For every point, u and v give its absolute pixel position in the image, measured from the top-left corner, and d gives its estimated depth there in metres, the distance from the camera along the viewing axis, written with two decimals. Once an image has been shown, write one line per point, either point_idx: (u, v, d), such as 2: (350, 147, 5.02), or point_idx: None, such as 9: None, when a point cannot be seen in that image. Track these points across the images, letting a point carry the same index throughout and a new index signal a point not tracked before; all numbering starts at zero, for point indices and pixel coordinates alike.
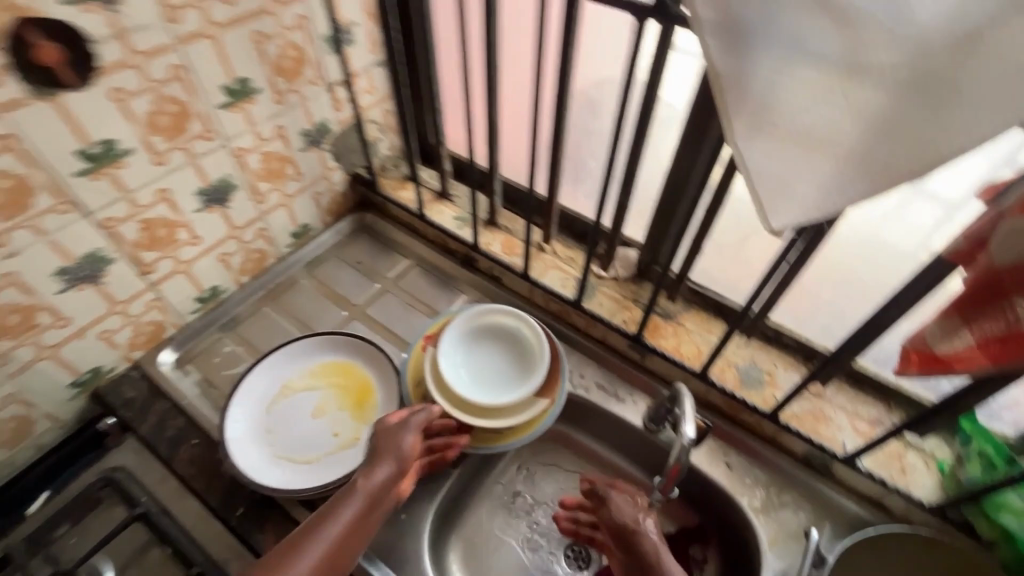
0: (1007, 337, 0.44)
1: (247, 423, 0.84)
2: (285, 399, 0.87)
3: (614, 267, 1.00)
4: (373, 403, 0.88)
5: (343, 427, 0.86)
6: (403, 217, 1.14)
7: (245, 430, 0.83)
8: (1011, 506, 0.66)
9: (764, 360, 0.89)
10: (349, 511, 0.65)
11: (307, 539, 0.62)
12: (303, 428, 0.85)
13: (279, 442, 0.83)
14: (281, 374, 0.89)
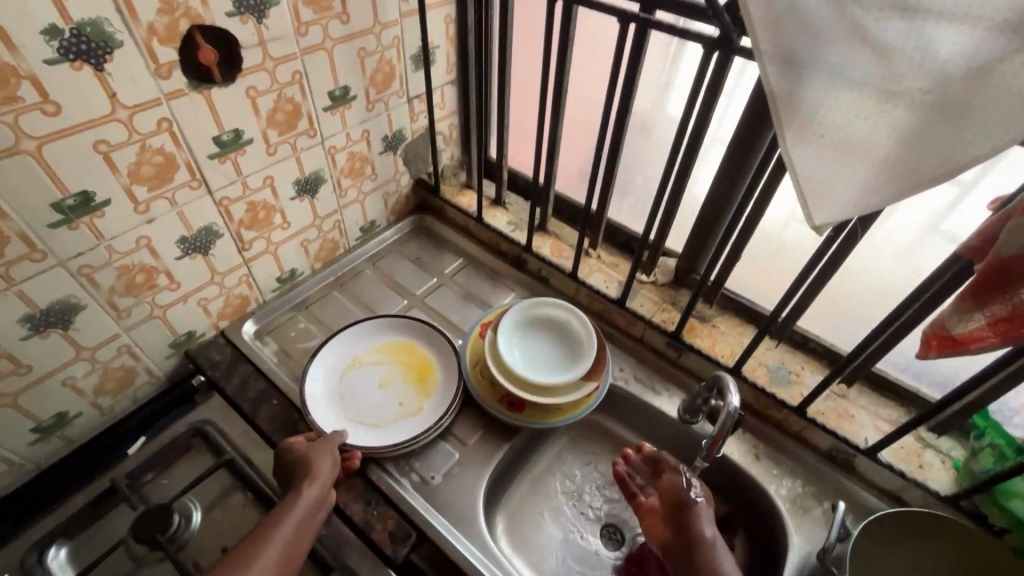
0: (1015, 316, 0.53)
1: (324, 387, 0.93)
2: (356, 370, 0.97)
3: (654, 272, 1.10)
4: (434, 379, 0.97)
5: (407, 399, 0.94)
6: (459, 220, 1.26)
7: (322, 393, 0.92)
8: (1018, 493, 0.73)
9: (792, 362, 0.97)
10: (299, 507, 0.71)
11: (266, 534, 0.67)
12: (372, 396, 0.94)
13: (350, 406, 0.92)
14: (351, 348, 0.99)
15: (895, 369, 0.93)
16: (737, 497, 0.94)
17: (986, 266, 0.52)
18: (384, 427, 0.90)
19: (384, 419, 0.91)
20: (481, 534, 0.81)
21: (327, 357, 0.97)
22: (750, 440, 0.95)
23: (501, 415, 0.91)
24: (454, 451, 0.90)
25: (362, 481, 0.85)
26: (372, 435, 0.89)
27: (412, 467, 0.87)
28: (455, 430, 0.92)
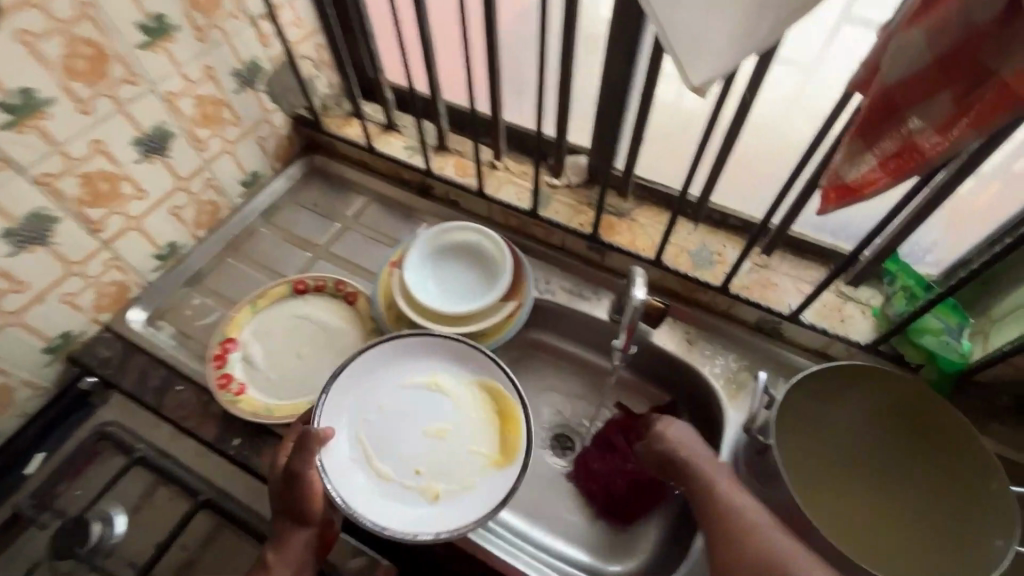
0: (903, 151, 0.49)
1: (399, 398, 0.82)
2: (416, 403, 0.82)
3: (566, 174, 1.02)
4: (478, 452, 0.79)
5: (437, 464, 0.79)
6: (353, 154, 1.14)
7: (350, 420, 0.79)
8: (932, 328, 0.76)
9: (714, 242, 0.94)
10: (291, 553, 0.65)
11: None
12: (411, 444, 0.79)
13: (376, 450, 0.79)
14: (444, 370, 0.84)
15: (815, 232, 0.90)
16: (676, 383, 0.93)
17: (875, 96, 0.47)
18: (367, 471, 0.77)
19: (395, 477, 0.77)
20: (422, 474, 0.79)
21: (472, 368, 0.84)
22: (682, 327, 0.93)
23: None
24: None
25: None
26: (374, 499, 0.75)
27: None
28: None
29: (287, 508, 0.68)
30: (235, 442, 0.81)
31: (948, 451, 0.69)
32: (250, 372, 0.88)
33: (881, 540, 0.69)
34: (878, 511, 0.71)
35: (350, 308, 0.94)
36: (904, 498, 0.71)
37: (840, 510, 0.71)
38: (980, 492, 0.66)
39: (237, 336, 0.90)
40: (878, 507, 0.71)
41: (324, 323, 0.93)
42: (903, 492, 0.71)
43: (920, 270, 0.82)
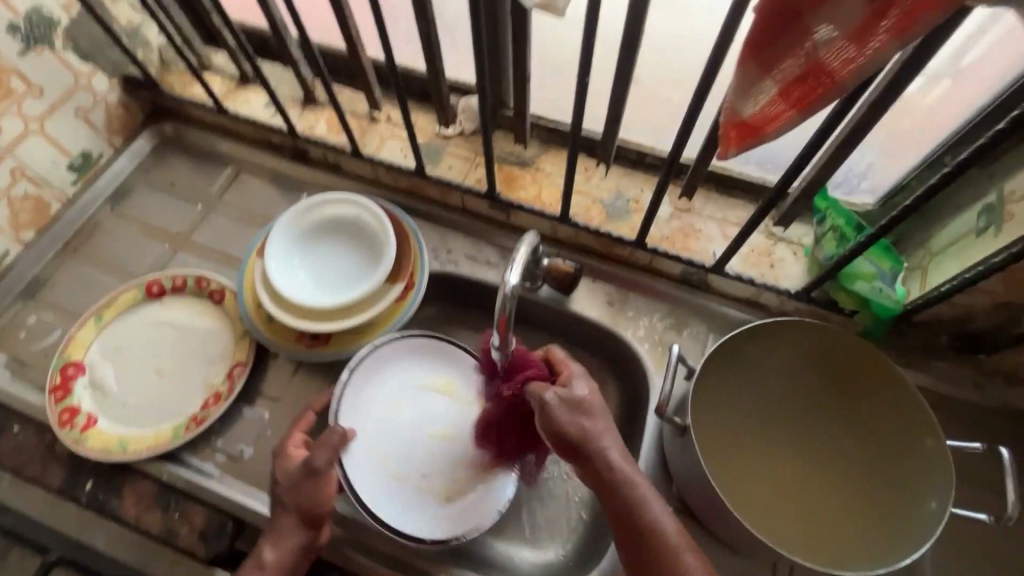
0: (809, 73, 0.36)
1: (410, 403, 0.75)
2: (437, 403, 0.76)
3: (458, 120, 0.86)
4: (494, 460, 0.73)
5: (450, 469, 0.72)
6: (209, 118, 0.95)
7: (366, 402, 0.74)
8: (862, 273, 0.67)
9: (630, 187, 0.81)
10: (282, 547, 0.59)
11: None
12: (423, 443, 0.73)
13: (387, 439, 0.73)
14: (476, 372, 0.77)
15: (740, 164, 0.78)
16: (602, 352, 0.83)
17: None
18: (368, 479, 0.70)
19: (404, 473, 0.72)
20: None
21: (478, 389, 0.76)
22: (601, 289, 0.82)
23: (299, 354, 0.74)
24: (263, 411, 0.74)
25: (153, 483, 0.69)
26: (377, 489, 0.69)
27: (214, 447, 0.72)
28: (259, 387, 0.76)
29: (297, 505, 0.60)
30: (87, 484, 0.69)
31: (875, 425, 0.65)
32: (102, 399, 0.75)
33: (796, 501, 0.66)
34: (793, 473, 0.67)
35: (217, 309, 0.80)
36: (819, 454, 0.67)
37: (751, 475, 0.67)
38: (896, 441, 0.63)
39: (82, 358, 0.76)
40: (793, 469, 0.67)
41: (187, 329, 0.79)
42: (818, 449, 0.68)
43: (856, 202, 0.71)
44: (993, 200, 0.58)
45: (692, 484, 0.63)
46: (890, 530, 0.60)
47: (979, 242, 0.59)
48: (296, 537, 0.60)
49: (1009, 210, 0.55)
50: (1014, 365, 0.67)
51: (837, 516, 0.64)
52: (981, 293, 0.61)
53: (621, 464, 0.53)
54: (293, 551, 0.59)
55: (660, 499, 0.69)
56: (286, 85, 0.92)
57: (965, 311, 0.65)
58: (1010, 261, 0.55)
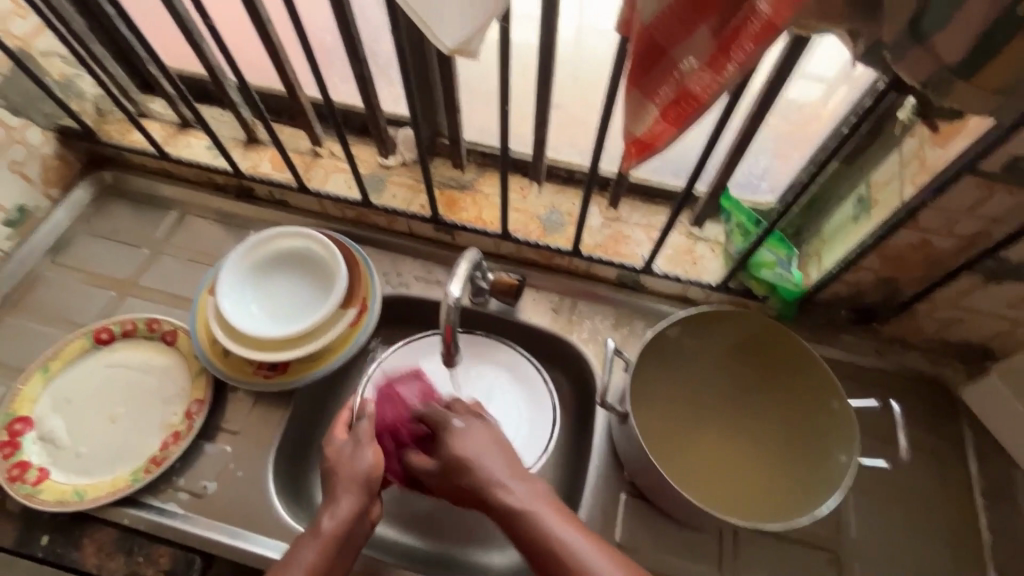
0: (680, 96, 0.43)
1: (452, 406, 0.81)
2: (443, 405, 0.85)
3: (398, 151, 0.91)
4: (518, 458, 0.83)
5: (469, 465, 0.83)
6: (150, 164, 0.96)
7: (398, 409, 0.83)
8: (767, 263, 0.77)
9: (563, 202, 0.88)
10: (339, 516, 0.58)
11: (299, 548, 0.57)
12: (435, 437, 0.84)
13: None
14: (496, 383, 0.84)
15: (657, 174, 0.86)
16: (551, 355, 0.88)
17: (638, 35, 0.41)
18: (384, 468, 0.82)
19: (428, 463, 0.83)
20: (282, 523, 0.70)
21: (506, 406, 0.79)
22: (545, 297, 0.88)
23: (257, 385, 0.76)
24: (224, 445, 0.75)
25: (115, 529, 0.69)
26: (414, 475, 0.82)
27: (176, 486, 0.72)
28: (219, 422, 0.77)
29: (353, 473, 0.61)
30: (44, 538, 0.68)
31: (784, 392, 0.74)
32: (53, 452, 0.74)
33: (736, 474, 0.72)
34: (714, 443, 0.74)
35: (171, 349, 0.80)
36: (736, 426, 0.75)
37: (691, 456, 0.73)
38: (808, 403, 0.71)
39: (30, 412, 0.75)
40: (714, 438, 0.75)
41: (141, 372, 0.79)
42: (734, 420, 0.76)
43: (759, 200, 0.81)
44: (863, 191, 0.68)
45: (639, 467, 0.69)
46: (820, 479, 0.67)
47: (856, 227, 0.68)
48: (353, 502, 0.59)
49: (874, 198, 0.65)
50: (903, 330, 0.78)
51: (778, 479, 0.71)
52: (865, 271, 0.71)
53: (494, 478, 0.53)
54: (344, 519, 0.58)
55: (613, 486, 0.75)
56: (227, 127, 0.95)
57: (855, 288, 0.75)
58: (880, 241, 0.64)
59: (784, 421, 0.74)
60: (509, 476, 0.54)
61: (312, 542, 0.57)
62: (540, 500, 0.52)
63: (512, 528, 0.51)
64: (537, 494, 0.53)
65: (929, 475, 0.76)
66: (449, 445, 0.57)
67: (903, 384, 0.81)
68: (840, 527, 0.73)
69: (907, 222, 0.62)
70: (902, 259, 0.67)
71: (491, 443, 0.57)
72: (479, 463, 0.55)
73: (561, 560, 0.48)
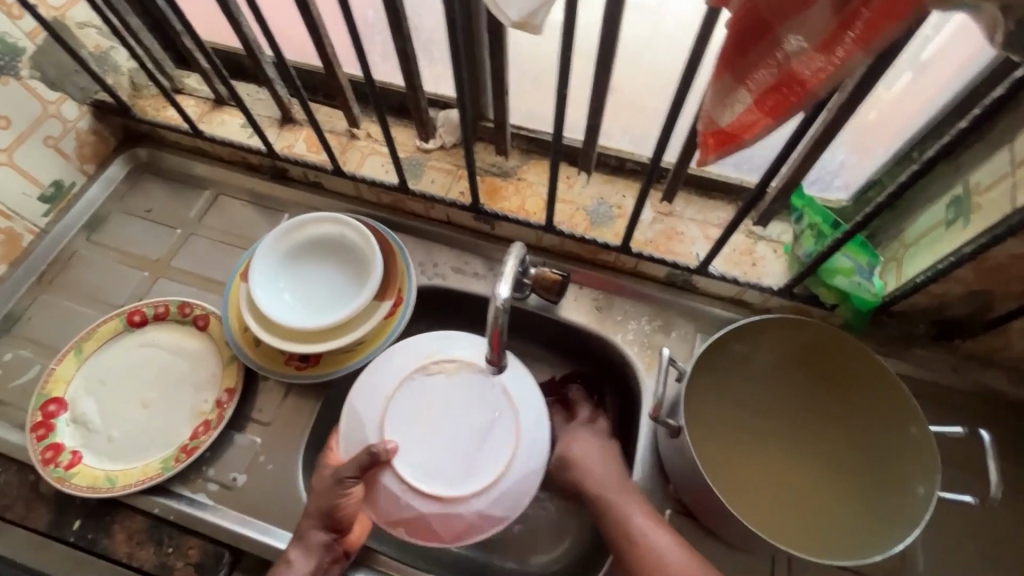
0: (782, 82, 0.37)
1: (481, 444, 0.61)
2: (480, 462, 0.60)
3: (438, 134, 0.86)
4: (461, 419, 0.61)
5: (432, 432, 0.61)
6: (183, 141, 0.94)
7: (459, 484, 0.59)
8: (842, 268, 0.69)
9: (612, 193, 0.82)
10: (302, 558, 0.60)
11: None
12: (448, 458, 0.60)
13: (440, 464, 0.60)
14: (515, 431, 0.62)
15: (716, 166, 0.80)
16: (592, 356, 0.84)
17: (739, 9, 0.35)
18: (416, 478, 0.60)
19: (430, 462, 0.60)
20: None
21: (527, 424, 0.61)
22: (588, 294, 0.83)
23: (290, 377, 0.73)
24: (254, 436, 0.73)
25: (144, 517, 0.68)
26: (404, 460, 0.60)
27: (206, 476, 0.71)
28: (249, 412, 0.75)
29: (318, 508, 0.61)
30: (75, 523, 0.68)
31: (849, 409, 0.68)
32: (86, 435, 0.73)
33: (763, 496, 0.67)
34: (771, 462, 0.69)
35: (203, 335, 0.78)
36: (795, 445, 0.70)
37: (722, 474, 0.67)
38: (843, 426, 0.68)
39: (64, 394, 0.74)
40: (771, 458, 0.69)
41: (173, 357, 0.78)
42: (791, 439, 0.70)
43: (832, 197, 0.73)
44: (961, 192, 0.60)
45: (689, 485, 0.64)
46: (875, 507, 0.63)
47: (949, 233, 0.61)
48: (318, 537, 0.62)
49: (976, 203, 0.57)
50: (987, 346, 0.71)
51: (802, 501, 0.66)
52: (955, 282, 0.63)
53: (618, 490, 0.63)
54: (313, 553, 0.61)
55: (657, 502, 0.70)
56: (261, 104, 0.91)
57: (938, 300, 0.67)
58: (981, 251, 0.57)
59: (807, 443, 0.70)
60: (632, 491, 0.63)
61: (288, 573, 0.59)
62: (640, 505, 0.61)
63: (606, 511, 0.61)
64: (607, 456, 0.67)
65: (1009, 510, 0.69)
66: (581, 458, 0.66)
67: (983, 407, 0.73)
68: (905, 559, 0.67)
69: (1016, 232, 0.54)
70: (1001, 272, 0.60)
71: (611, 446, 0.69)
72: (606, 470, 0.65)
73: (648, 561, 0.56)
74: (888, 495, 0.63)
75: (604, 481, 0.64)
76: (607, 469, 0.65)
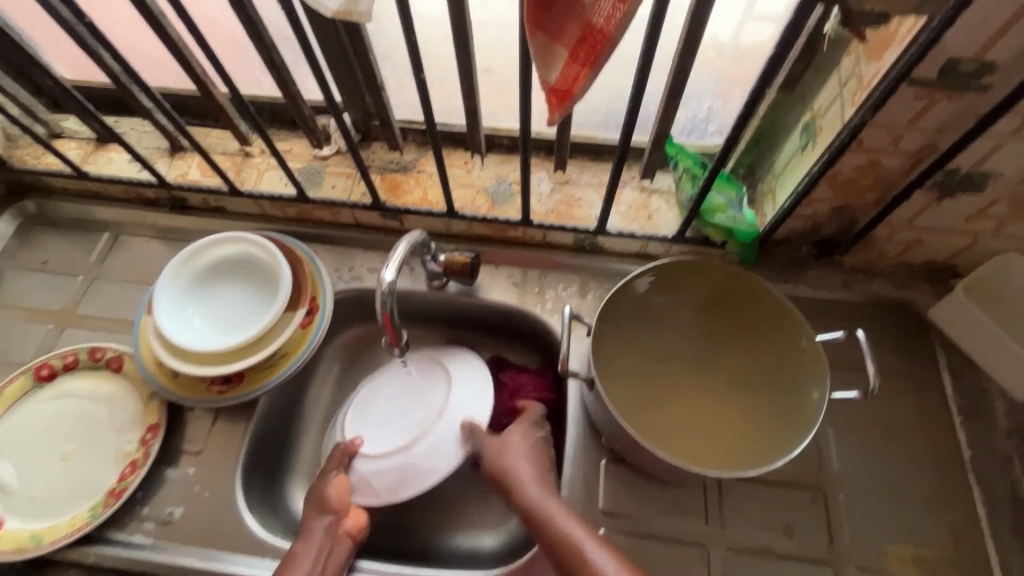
0: (587, 33, 0.40)
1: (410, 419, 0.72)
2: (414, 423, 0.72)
3: (332, 140, 0.87)
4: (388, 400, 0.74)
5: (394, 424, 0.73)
6: (71, 186, 0.91)
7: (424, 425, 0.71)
8: (720, 206, 0.74)
9: (510, 171, 0.85)
10: (303, 541, 0.64)
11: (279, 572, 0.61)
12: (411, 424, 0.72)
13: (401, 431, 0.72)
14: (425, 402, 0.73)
15: (602, 130, 0.83)
16: (518, 332, 0.86)
17: None
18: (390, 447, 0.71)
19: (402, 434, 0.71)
20: (255, 539, 0.68)
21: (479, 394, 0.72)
22: (504, 272, 0.85)
23: (213, 401, 0.73)
24: (187, 467, 0.72)
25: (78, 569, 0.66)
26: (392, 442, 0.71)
27: (141, 516, 0.69)
28: (179, 444, 0.74)
29: (313, 502, 0.67)
30: None
31: (748, 334, 0.72)
32: (5, 500, 0.70)
33: (701, 432, 0.70)
34: (691, 402, 0.73)
35: (119, 377, 0.77)
36: (709, 382, 0.74)
37: (663, 428, 0.71)
38: (792, 396, 0.68)
39: None
40: (690, 399, 0.73)
41: (90, 405, 0.76)
42: (705, 376, 0.74)
43: (707, 143, 0.78)
44: (807, 118, 0.65)
45: (613, 432, 0.67)
46: (788, 416, 0.68)
47: (804, 158, 0.66)
48: (318, 522, 0.65)
49: (819, 126, 0.63)
50: (864, 259, 0.77)
51: (739, 431, 0.70)
52: (819, 203, 0.69)
53: (515, 469, 0.64)
54: (315, 536, 0.64)
55: (592, 454, 0.73)
56: (149, 137, 0.90)
57: (811, 222, 0.73)
58: (827, 168, 0.62)
59: (727, 375, 0.74)
60: (534, 471, 0.64)
61: (296, 554, 0.62)
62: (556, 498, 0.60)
63: (536, 529, 0.58)
64: (529, 461, 0.66)
65: (906, 401, 0.75)
66: (493, 451, 0.66)
67: (871, 313, 0.80)
68: (822, 464, 0.72)
69: (850, 144, 0.59)
70: (854, 186, 0.65)
71: (541, 444, 0.69)
72: (512, 458, 0.65)
73: (585, 573, 0.52)
74: (795, 398, 0.68)
75: (523, 479, 0.63)
76: (526, 478, 0.63)
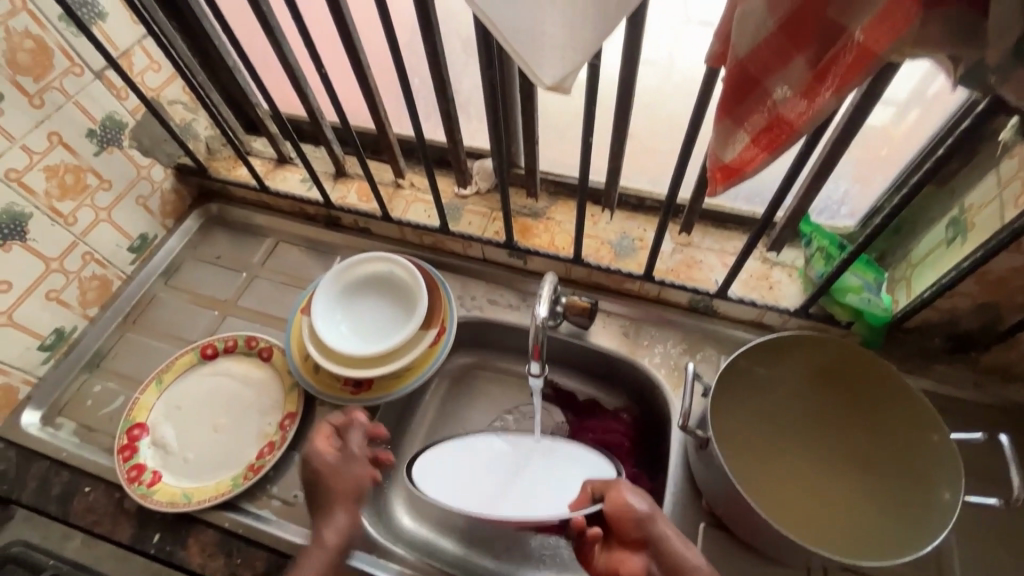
0: (773, 123, 0.45)
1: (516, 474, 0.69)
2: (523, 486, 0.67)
3: (474, 181, 0.97)
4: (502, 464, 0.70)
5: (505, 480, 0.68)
6: (249, 196, 1.06)
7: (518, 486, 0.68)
8: (852, 287, 0.75)
9: (634, 228, 0.90)
10: None
11: None
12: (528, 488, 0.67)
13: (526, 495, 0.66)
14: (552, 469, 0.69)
15: (730, 200, 0.87)
16: (623, 380, 0.89)
17: (731, 70, 0.43)
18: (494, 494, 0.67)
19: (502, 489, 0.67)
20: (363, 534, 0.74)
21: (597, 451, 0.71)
22: (616, 321, 0.89)
23: (346, 401, 0.81)
24: None
25: (214, 531, 0.74)
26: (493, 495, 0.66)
27: (271, 494, 0.77)
28: (308, 434, 0.82)
29: None
30: (154, 535, 0.75)
31: (874, 419, 0.71)
32: (165, 456, 0.81)
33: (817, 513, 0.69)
34: (808, 480, 0.72)
35: (267, 365, 0.87)
36: (828, 461, 0.73)
37: (777, 501, 0.70)
38: (913, 516, 0.65)
39: (146, 419, 0.83)
40: (807, 477, 0.72)
41: (240, 385, 0.86)
42: (825, 454, 0.73)
43: (839, 224, 0.80)
44: (956, 213, 0.66)
45: (719, 495, 0.67)
46: (917, 511, 0.65)
47: (950, 251, 0.66)
48: None
49: (970, 222, 0.63)
50: (1001, 360, 0.74)
51: (860, 519, 0.68)
52: (961, 297, 0.68)
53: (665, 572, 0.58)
54: None
55: (690, 515, 0.73)
56: (320, 162, 1.04)
57: (949, 314, 0.71)
58: (978, 265, 0.62)
59: (847, 458, 0.72)
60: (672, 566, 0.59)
61: None
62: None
63: None
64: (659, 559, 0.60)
65: None
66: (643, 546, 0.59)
67: (1005, 419, 0.76)
68: (941, 571, 0.68)
69: (1008, 244, 0.59)
70: (1003, 285, 0.64)
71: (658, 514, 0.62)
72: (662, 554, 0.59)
73: None
74: (926, 494, 0.65)
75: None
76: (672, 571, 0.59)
